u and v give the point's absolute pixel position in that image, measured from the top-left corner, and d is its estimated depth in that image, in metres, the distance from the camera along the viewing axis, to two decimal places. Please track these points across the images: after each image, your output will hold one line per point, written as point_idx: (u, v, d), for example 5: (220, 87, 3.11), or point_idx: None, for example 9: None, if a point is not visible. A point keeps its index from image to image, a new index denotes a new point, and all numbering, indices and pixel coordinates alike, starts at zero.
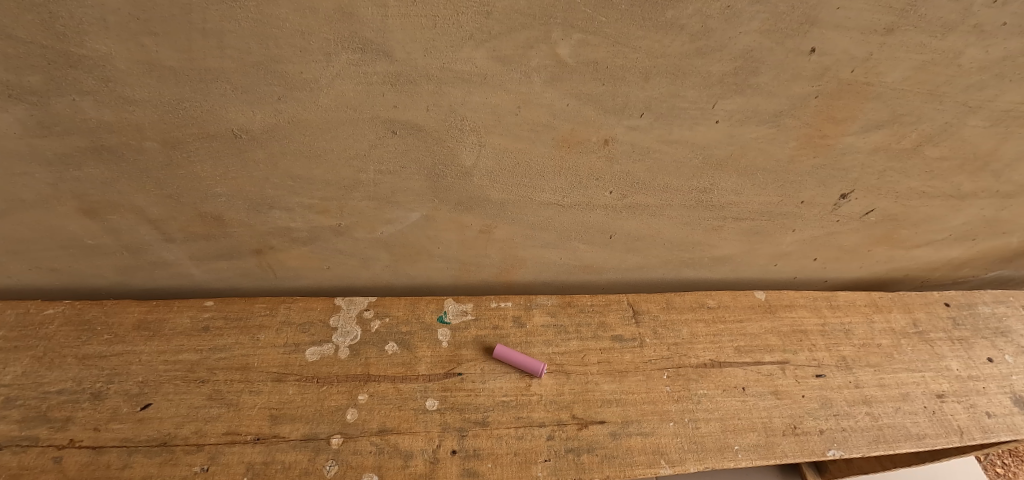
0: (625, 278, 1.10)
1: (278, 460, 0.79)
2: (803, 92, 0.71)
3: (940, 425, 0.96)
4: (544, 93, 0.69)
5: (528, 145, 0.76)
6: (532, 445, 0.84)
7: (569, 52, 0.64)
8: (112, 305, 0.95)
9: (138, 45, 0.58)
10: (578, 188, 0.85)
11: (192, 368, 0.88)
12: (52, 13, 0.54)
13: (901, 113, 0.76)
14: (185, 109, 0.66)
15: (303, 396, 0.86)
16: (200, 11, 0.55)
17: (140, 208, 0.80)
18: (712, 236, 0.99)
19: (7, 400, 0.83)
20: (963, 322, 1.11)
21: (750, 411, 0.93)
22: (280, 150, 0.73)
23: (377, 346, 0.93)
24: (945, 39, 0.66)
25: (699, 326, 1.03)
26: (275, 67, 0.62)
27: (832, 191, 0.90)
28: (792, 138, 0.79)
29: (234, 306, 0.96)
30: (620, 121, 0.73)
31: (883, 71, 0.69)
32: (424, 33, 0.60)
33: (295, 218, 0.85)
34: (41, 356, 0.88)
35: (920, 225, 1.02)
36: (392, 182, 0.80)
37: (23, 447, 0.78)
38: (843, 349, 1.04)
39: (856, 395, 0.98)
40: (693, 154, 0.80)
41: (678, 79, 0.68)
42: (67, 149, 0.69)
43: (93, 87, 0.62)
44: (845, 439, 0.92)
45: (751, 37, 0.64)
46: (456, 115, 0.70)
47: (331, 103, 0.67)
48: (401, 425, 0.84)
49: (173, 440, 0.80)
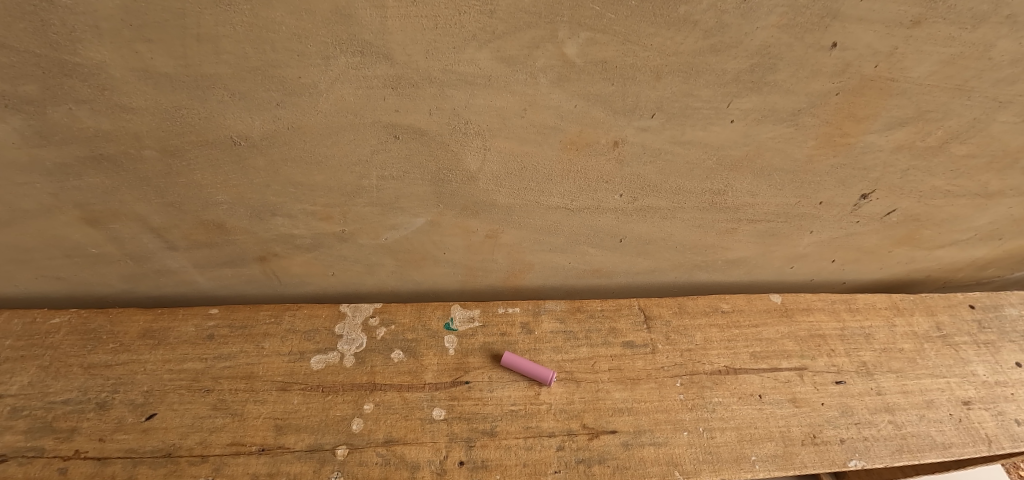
0: (635, 282, 1.07)
1: (283, 471, 0.78)
2: (823, 89, 0.68)
3: (967, 434, 0.92)
4: (551, 95, 0.66)
5: (535, 148, 0.74)
6: (541, 456, 0.82)
7: (577, 51, 0.61)
8: (117, 313, 0.94)
9: (134, 52, 0.57)
10: (587, 190, 0.82)
11: (197, 377, 0.87)
12: (45, 20, 0.53)
13: (927, 109, 0.72)
14: (182, 116, 0.64)
15: (307, 405, 0.85)
16: (195, 15, 0.54)
17: (142, 216, 0.79)
18: (726, 238, 0.96)
19: (13, 410, 0.83)
20: (989, 325, 1.07)
21: (768, 419, 0.89)
22: (281, 157, 0.71)
23: (382, 354, 0.91)
24: (975, 31, 0.62)
25: (713, 331, 1.00)
26: (274, 73, 0.60)
27: (852, 191, 0.87)
28: (811, 137, 0.75)
29: (239, 314, 0.94)
30: (630, 122, 0.71)
31: (908, 66, 0.66)
32: (426, 34, 0.58)
33: (298, 225, 0.84)
34: (47, 365, 0.87)
35: (944, 225, 0.98)
36: (395, 188, 0.78)
37: (29, 458, 0.78)
38: (864, 354, 1.00)
39: (878, 402, 0.94)
40: (707, 155, 0.77)
41: (691, 77, 0.65)
42: (67, 158, 0.68)
43: (89, 95, 0.61)
44: (866, 449, 0.89)
45: (768, 32, 0.61)
46: (460, 118, 0.68)
47: (331, 108, 0.65)
48: (408, 435, 0.82)
49: (177, 451, 0.79)
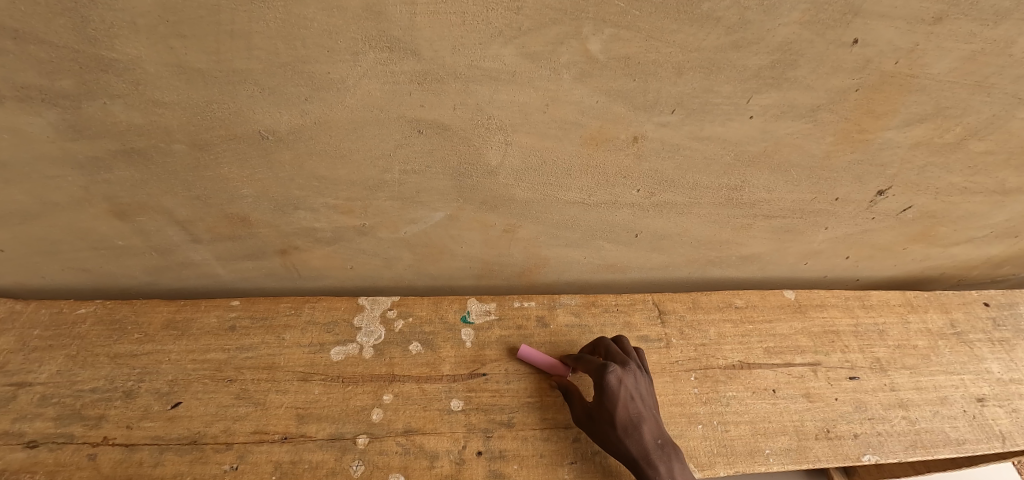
0: (649, 277, 1.07)
1: (305, 459, 0.80)
2: (843, 85, 0.69)
3: (980, 430, 0.93)
4: (573, 91, 0.67)
5: (555, 143, 0.74)
6: (558, 447, 0.84)
7: (600, 47, 0.62)
8: (141, 304, 0.96)
9: (168, 48, 0.58)
10: (605, 186, 0.83)
11: (220, 367, 0.89)
12: (84, 17, 0.54)
13: (946, 106, 0.73)
14: (212, 111, 0.66)
15: (328, 396, 0.86)
16: (229, 12, 0.55)
17: (169, 209, 0.81)
18: (741, 235, 0.97)
19: (43, 397, 0.85)
20: (1004, 323, 1.07)
21: (782, 414, 0.90)
22: (306, 151, 0.73)
23: (400, 346, 0.93)
24: (997, 28, 0.62)
25: (727, 326, 1.00)
26: (303, 68, 0.62)
27: (868, 188, 0.87)
28: (829, 133, 0.76)
29: (260, 306, 0.96)
30: (650, 118, 0.72)
31: (929, 62, 0.66)
32: (453, 30, 0.59)
33: (320, 218, 0.85)
34: (75, 354, 0.90)
35: (960, 222, 0.98)
36: (417, 182, 0.79)
37: (59, 444, 0.80)
38: (877, 350, 1.00)
39: (891, 398, 0.95)
40: (725, 151, 0.78)
41: (712, 74, 0.66)
42: (98, 151, 0.70)
43: (123, 90, 0.62)
44: (880, 444, 0.90)
45: (791, 29, 0.61)
46: (483, 114, 0.69)
47: (357, 103, 0.67)
48: (426, 426, 0.84)
49: (202, 438, 0.81)
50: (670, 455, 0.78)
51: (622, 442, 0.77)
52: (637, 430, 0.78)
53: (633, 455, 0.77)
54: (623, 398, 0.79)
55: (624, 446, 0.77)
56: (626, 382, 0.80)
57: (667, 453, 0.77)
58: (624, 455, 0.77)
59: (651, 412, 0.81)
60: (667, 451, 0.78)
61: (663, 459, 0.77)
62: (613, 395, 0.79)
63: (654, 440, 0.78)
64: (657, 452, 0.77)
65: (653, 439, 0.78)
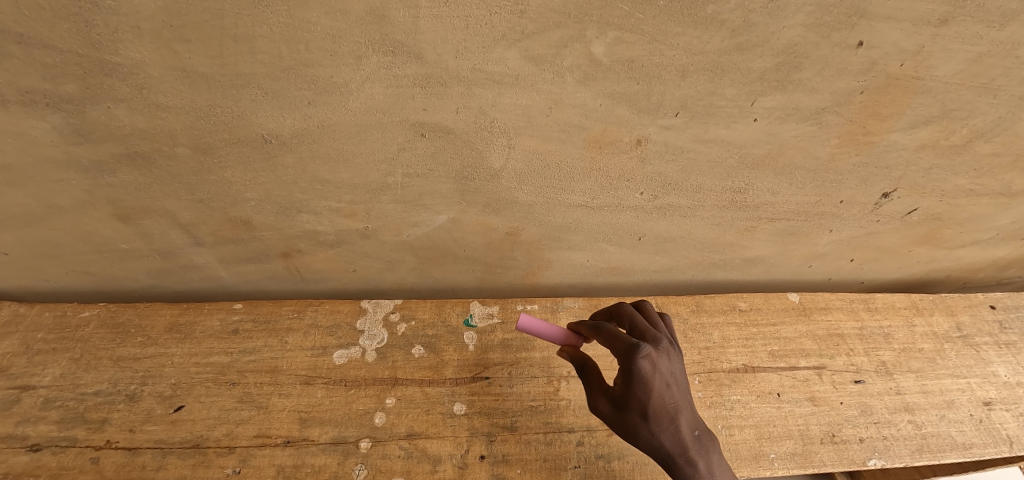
0: (652, 280, 1.07)
1: (308, 463, 0.80)
2: (848, 87, 0.68)
3: (988, 434, 0.92)
4: (576, 93, 0.67)
5: (558, 146, 0.74)
6: (561, 451, 0.83)
7: (604, 50, 0.62)
8: (145, 307, 0.96)
9: (172, 52, 0.58)
10: (608, 189, 0.83)
11: (223, 370, 0.89)
12: (88, 21, 0.54)
13: (952, 108, 0.72)
14: (216, 115, 0.66)
15: (331, 399, 0.86)
16: (232, 16, 0.55)
17: (172, 213, 0.81)
18: (745, 237, 0.96)
19: (46, 400, 0.85)
20: (1011, 326, 1.06)
21: (786, 417, 0.90)
22: (309, 154, 0.73)
23: (403, 349, 0.92)
24: (1004, 29, 0.62)
25: (731, 329, 1.00)
26: (307, 72, 0.62)
27: (873, 190, 0.87)
28: (834, 135, 0.76)
29: (263, 309, 0.96)
30: (653, 121, 0.71)
31: (935, 64, 0.66)
32: (457, 33, 0.59)
33: (322, 221, 0.85)
34: (79, 357, 0.90)
35: (966, 224, 0.97)
36: (419, 185, 0.79)
37: (62, 447, 0.80)
38: (882, 354, 1.00)
39: (897, 402, 0.94)
40: (729, 154, 0.78)
41: (716, 76, 0.66)
42: (102, 155, 0.70)
43: (127, 94, 0.62)
44: (886, 448, 0.89)
45: (796, 31, 0.61)
46: (486, 117, 0.69)
47: (360, 106, 0.66)
48: (429, 429, 0.84)
49: (205, 442, 0.81)
50: (708, 447, 0.67)
51: (657, 436, 0.65)
52: (674, 422, 0.66)
53: (667, 450, 0.65)
54: (657, 386, 0.66)
55: (659, 440, 0.65)
56: (660, 366, 0.67)
57: (705, 445, 0.67)
58: (657, 450, 0.66)
59: (686, 399, 0.69)
60: (704, 442, 0.67)
61: (701, 453, 0.66)
62: (647, 383, 0.65)
63: (692, 432, 0.67)
64: (695, 446, 0.66)
65: (691, 430, 0.67)
